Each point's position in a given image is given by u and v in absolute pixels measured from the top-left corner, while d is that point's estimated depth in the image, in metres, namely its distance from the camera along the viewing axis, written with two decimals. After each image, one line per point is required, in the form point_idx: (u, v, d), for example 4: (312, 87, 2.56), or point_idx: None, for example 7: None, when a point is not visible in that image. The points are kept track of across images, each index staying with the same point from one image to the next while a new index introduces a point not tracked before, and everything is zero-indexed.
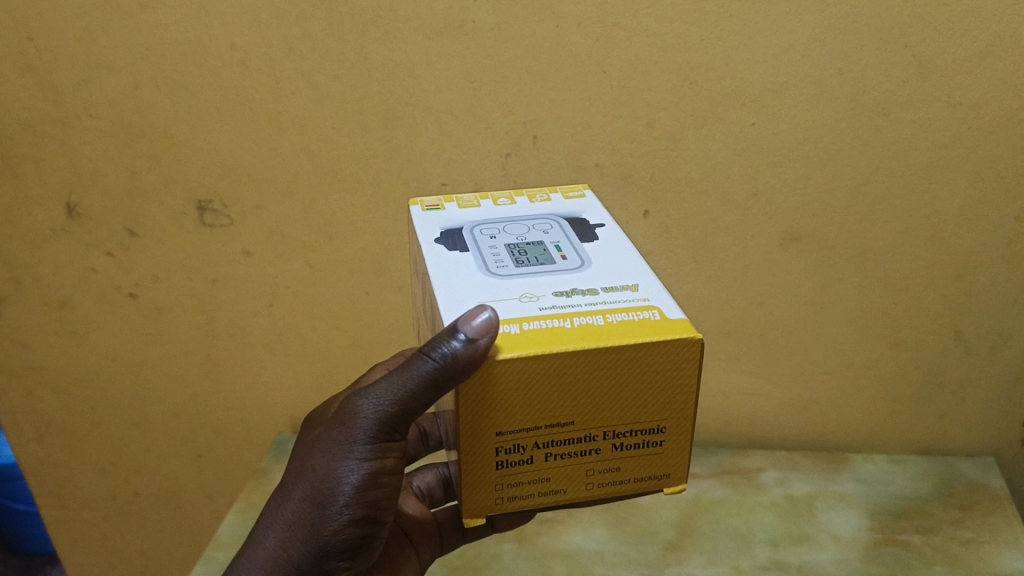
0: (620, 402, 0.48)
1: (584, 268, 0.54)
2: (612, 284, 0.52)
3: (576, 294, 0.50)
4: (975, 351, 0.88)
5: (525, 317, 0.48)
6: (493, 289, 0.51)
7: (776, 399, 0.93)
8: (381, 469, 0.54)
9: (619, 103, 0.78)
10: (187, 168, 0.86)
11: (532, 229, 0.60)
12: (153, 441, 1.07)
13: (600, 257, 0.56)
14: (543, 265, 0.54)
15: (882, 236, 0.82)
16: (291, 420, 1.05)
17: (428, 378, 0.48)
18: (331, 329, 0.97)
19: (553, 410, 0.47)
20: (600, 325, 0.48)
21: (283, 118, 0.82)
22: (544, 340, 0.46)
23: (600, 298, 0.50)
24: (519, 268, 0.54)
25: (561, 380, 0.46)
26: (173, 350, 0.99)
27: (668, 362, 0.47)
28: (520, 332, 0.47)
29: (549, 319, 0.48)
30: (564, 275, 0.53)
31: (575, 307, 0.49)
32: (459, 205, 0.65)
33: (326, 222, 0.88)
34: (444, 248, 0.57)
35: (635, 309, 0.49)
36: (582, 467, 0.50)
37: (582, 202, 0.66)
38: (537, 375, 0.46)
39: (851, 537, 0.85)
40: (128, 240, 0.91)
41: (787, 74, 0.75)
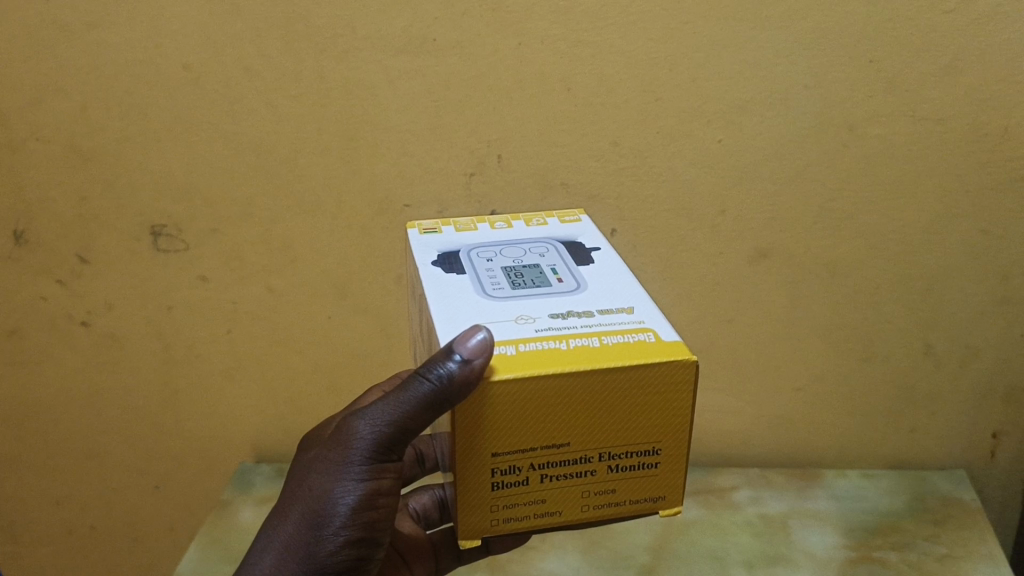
0: (616, 420, 0.46)
1: (580, 291, 0.52)
2: (609, 307, 0.49)
3: (571, 316, 0.48)
4: (945, 365, 0.88)
5: (521, 339, 0.46)
6: (486, 312, 0.49)
7: (748, 417, 0.92)
8: (377, 491, 0.52)
9: (585, 120, 0.77)
10: (139, 192, 0.83)
11: (529, 252, 0.58)
12: (110, 474, 1.03)
13: (598, 280, 0.54)
14: (538, 288, 0.52)
15: (851, 250, 0.81)
16: (253, 449, 1.02)
17: (424, 398, 0.46)
18: (293, 355, 0.94)
19: (551, 430, 0.45)
20: (596, 347, 0.46)
21: (241, 139, 0.80)
22: (539, 362, 0.44)
23: (597, 320, 0.48)
24: (515, 291, 0.52)
25: (557, 400, 0.44)
26: (128, 379, 0.96)
27: (668, 383, 0.45)
28: (516, 354, 0.45)
29: (546, 340, 0.46)
30: (560, 297, 0.51)
31: (570, 329, 0.47)
32: (456, 228, 0.63)
33: (286, 246, 0.86)
34: (439, 271, 0.55)
35: (630, 332, 0.47)
36: (579, 489, 0.47)
37: (578, 226, 0.63)
38: (534, 394, 0.44)
39: (827, 555, 0.84)
40: (79, 268, 0.88)
41: (753, 89, 0.74)
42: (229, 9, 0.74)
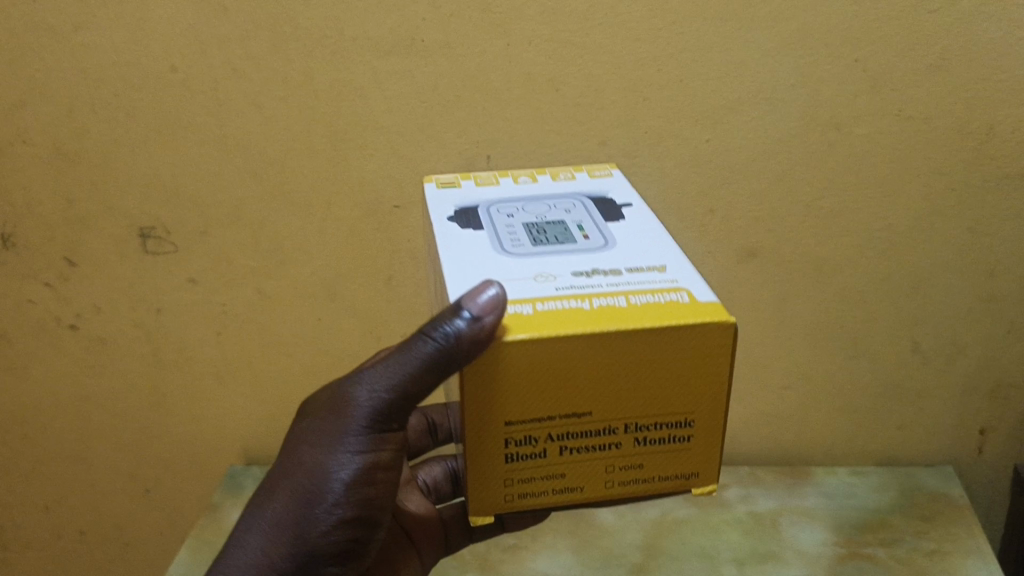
0: (639, 390, 0.46)
1: (608, 247, 0.52)
2: (640, 265, 0.50)
3: (597, 275, 0.48)
4: (932, 361, 0.88)
5: (540, 297, 0.47)
6: (506, 269, 0.50)
7: (737, 415, 0.93)
8: (375, 464, 0.52)
9: (573, 119, 0.77)
10: (127, 195, 0.83)
11: (555, 209, 0.58)
12: (98, 478, 1.03)
13: (628, 238, 0.54)
14: (564, 244, 0.53)
15: (838, 248, 0.82)
16: (243, 451, 1.02)
17: (430, 360, 0.47)
18: (283, 356, 0.94)
19: (570, 399, 0.46)
20: (621, 307, 0.46)
21: (229, 140, 0.80)
22: (559, 321, 0.44)
23: (624, 278, 0.48)
24: (536, 247, 0.53)
25: (574, 368, 0.45)
26: (117, 382, 0.95)
27: (694, 346, 0.45)
28: (533, 312, 0.45)
29: (567, 298, 0.46)
30: (585, 254, 0.51)
31: (595, 286, 0.47)
32: (477, 183, 0.64)
33: (275, 247, 0.86)
34: (459, 225, 0.56)
35: (661, 291, 0.47)
36: (599, 463, 0.48)
37: (609, 180, 0.64)
38: (553, 360, 0.44)
39: (816, 552, 0.84)
40: (67, 270, 0.88)
41: (740, 89, 0.75)
42: (216, 12, 0.74)
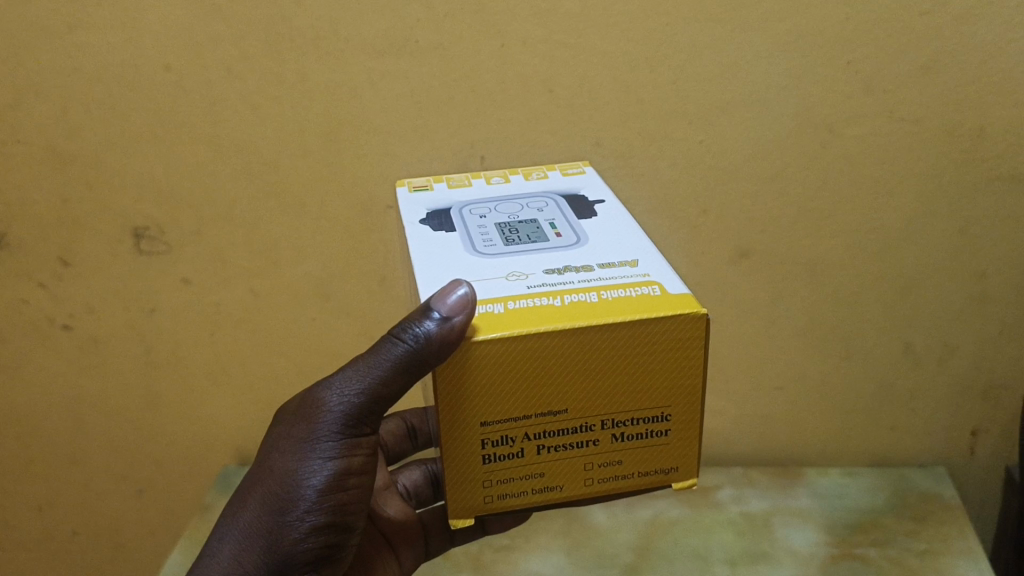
0: (615, 386, 0.47)
1: (580, 244, 0.54)
2: (610, 260, 0.51)
3: (568, 271, 0.50)
4: (924, 362, 0.88)
5: (511, 296, 0.47)
6: (480, 268, 0.51)
7: (731, 416, 0.93)
8: (348, 469, 0.54)
9: (568, 120, 0.77)
10: (121, 195, 0.83)
11: (527, 208, 0.61)
12: (91, 478, 1.03)
13: (599, 235, 0.55)
14: (535, 242, 0.55)
15: (830, 250, 0.82)
16: (237, 451, 1.02)
17: (400, 361, 0.49)
18: (276, 355, 0.94)
19: (544, 397, 0.46)
20: (593, 302, 0.46)
21: (222, 140, 0.80)
22: (532, 318, 0.45)
23: (596, 274, 0.49)
24: (508, 246, 0.54)
25: (547, 366, 0.45)
26: (110, 383, 0.96)
27: (667, 338, 0.46)
28: (504, 311, 0.46)
29: (538, 297, 0.47)
30: (557, 252, 0.53)
31: (566, 282, 0.48)
32: (449, 185, 0.68)
33: (269, 246, 0.86)
34: (432, 227, 0.58)
35: (633, 285, 0.48)
36: (578, 461, 0.48)
37: (580, 179, 0.67)
38: (525, 358, 0.45)
39: (809, 552, 0.84)
40: (60, 271, 0.88)
41: (733, 90, 0.75)
42: (210, 12, 0.74)
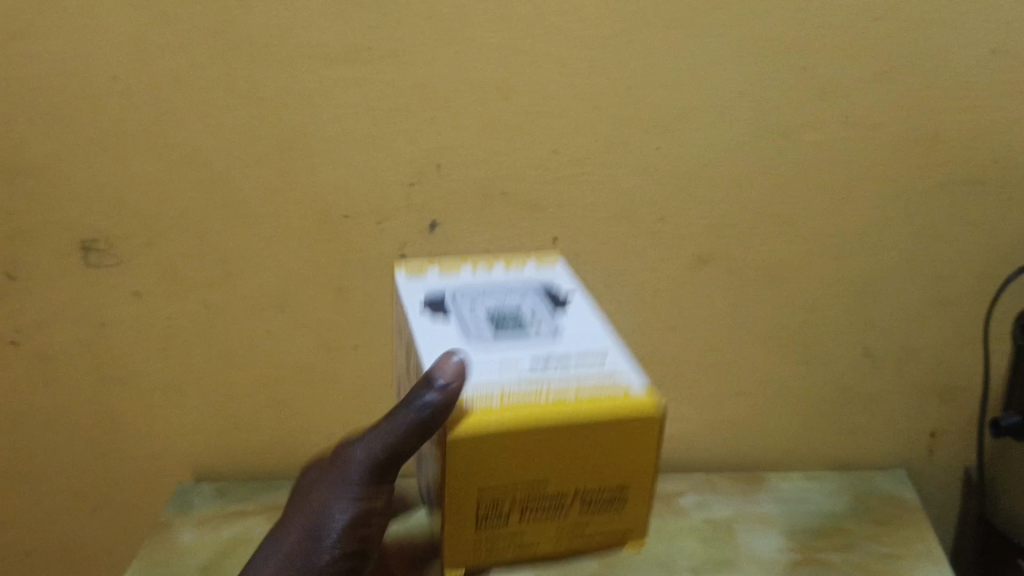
0: (594, 464, 0.49)
1: (558, 334, 0.55)
2: (583, 349, 0.53)
3: (550, 363, 0.52)
4: (883, 366, 0.86)
5: (504, 385, 0.49)
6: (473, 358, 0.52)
7: (693, 420, 0.90)
8: (366, 516, 0.56)
9: (525, 127, 0.77)
10: (69, 207, 0.83)
11: (509, 294, 0.60)
12: (41, 497, 1.00)
13: (569, 319, 0.57)
14: (519, 331, 0.55)
15: (791, 254, 0.81)
16: (194, 468, 0.98)
17: (409, 429, 0.50)
18: (230, 368, 0.91)
19: (531, 471, 0.49)
20: (573, 393, 0.49)
21: (171, 150, 0.79)
22: (523, 410, 0.47)
23: (573, 365, 0.52)
24: (499, 336, 0.55)
25: (535, 446, 0.48)
26: (59, 398, 0.94)
27: (637, 425, 0.49)
28: (501, 401, 0.48)
29: (527, 387, 0.49)
30: (540, 342, 0.54)
31: (547, 375, 0.50)
32: (440, 270, 0.65)
33: (222, 257, 0.85)
34: (427, 316, 0.57)
35: (607, 377, 0.51)
36: (556, 527, 0.51)
37: (552, 270, 0.66)
38: (514, 438, 0.47)
39: (772, 558, 0.79)
40: (7, 284, 0.87)
41: (690, 97, 0.75)
42: (159, 20, 0.74)
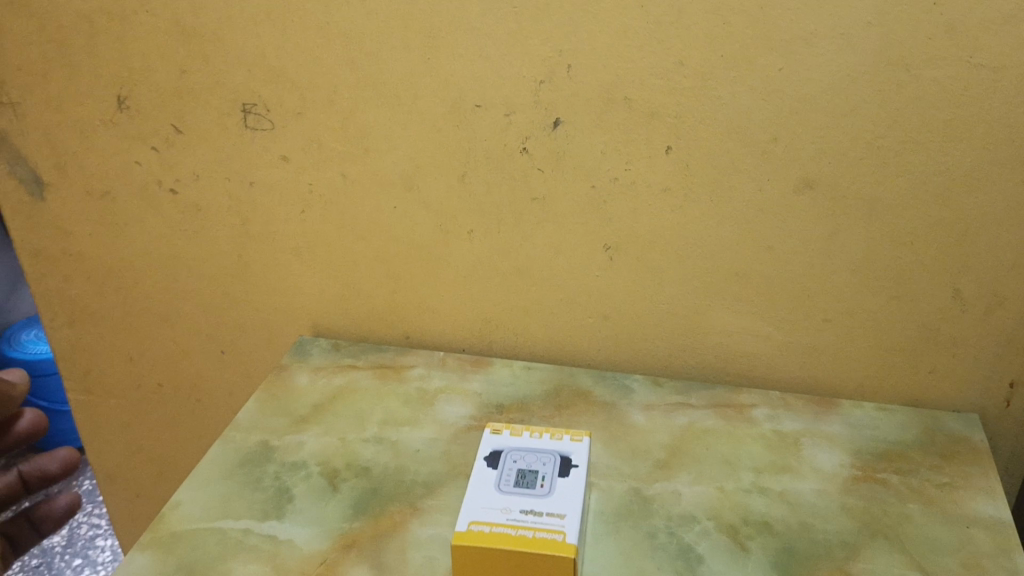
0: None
1: (553, 492, 0.73)
2: (560, 510, 0.70)
3: (531, 512, 0.70)
4: (970, 311, 0.89)
5: (495, 521, 0.70)
6: (485, 498, 0.72)
7: (774, 341, 0.96)
8: None
9: (655, 37, 0.81)
10: (234, 73, 0.93)
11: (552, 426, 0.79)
12: (182, 331, 1.15)
13: (567, 485, 0.74)
14: (533, 485, 0.74)
15: (894, 188, 0.84)
16: (314, 326, 1.10)
17: None
18: (355, 236, 1.01)
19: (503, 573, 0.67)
20: (529, 536, 0.68)
21: (330, 28, 0.88)
22: (494, 541, 0.67)
23: (544, 516, 0.70)
24: (522, 484, 0.74)
25: (502, 558, 0.67)
26: (205, 246, 1.07)
27: (561, 568, 0.66)
28: (488, 531, 0.68)
29: (510, 526, 0.69)
30: (538, 496, 0.72)
31: (524, 521, 0.69)
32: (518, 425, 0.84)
33: (361, 133, 0.94)
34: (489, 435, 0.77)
35: (553, 530, 0.68)
36: None
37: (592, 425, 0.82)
38: (488, 557, 0.67)
39: (832, 471, 0.84)
40: (173, 137, 0.99)
41: (817, 22, 0.78)
42: None
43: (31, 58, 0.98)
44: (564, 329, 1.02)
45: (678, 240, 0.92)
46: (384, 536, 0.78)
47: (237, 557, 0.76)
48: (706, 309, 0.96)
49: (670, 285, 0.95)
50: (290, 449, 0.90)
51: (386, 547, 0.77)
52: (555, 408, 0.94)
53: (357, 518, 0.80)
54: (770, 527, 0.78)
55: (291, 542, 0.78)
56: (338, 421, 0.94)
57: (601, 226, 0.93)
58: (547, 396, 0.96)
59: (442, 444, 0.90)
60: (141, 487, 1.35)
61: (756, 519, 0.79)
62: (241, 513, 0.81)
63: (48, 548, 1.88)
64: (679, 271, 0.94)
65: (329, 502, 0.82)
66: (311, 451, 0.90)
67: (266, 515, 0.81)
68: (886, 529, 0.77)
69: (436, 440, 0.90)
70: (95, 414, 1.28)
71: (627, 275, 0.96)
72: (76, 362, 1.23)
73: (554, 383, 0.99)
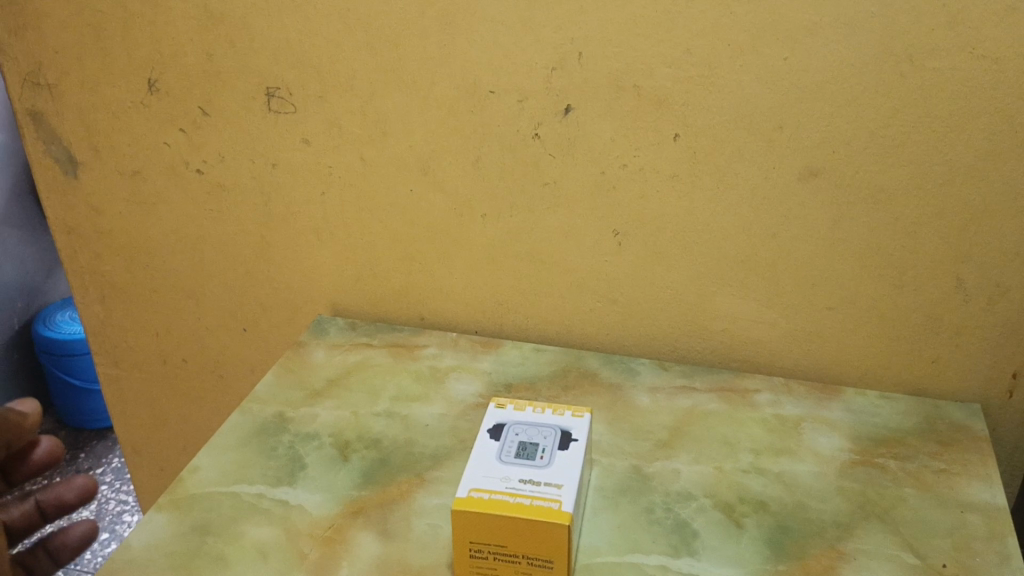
0: (536, 543, 0.70)
1: (553, 462, 0.76)
2: (557, 480, 0.73)
3: (530, 481, 0.73)
4: (972, 301, 0.90)
5: (494, 489, 0.73)
6: (486, 466, 0.75)
7: (779, 328, 0.98)
8: None
9: (663, 26, 0.84)
10: (259, 57, 0.97)
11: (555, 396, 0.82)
12: (207, 308, 1.19)
13: (566, 457, 0.76)
14: (534, 456, 0.77)
15: (897, 178, 0.85)
16: (332, 305, 1.13)
17: None
18: (372, 217, 1.04)
19: (499, 538, 0.70)
20: (526, 503, 0.71)
21: (350, 14, 0.91)
22: (491, 507, 0.70)
23: (541, 484, 0.73)
24: (523, 454, 0.77)
25: (499, 523, 0.70)
26: (229, 226, 1.10)
27: (554, 534, 0.69)
28: (487, 497, 0.72)
29: (509, 494, 0.72)
30: (537, 466, 0.75)
31: (522, 490, 0.72)
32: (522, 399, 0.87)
33: (379, 117, 0.97)
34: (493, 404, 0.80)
35: (549, 498, 0.71)
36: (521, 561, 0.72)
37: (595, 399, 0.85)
38: (486, 522, 0.70)
39: (831, 455, 0.86)
40: (200, 119, 1.03)
41: (822, 12, 0.79)
42: None
43: (68, 41, 1.02)
44: (573, 313, 1.04)
45: (685, 226, 0.94)
46: (390, 504, 0.81)
47: (249, 519, 0.80)
48: (712, 295, 0.98)
49: (677, 270, 0.97)
50: (304, 420, 0.93)
51: (391, 514, 0.80)
52: (561, 389, 0.96)
53: (365, 486, 0.83)
54: (765, 506, 0.79)
55: (301, 507, 0.81)
56: (351, 395, 0.97)
57: (610, 212, 0.95)
58: (555, 377, 0.99)
59: (450, 419, 0.93)
60: (165, 461, 1.39)
61: (752, 498, 0.80)
62: (255, 479, 0.85)
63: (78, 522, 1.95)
64: (686, 258, 0.96)
65: (339, 471, 0.86)
66: (324, 423, 0.93)
67: (278, 481, 0.84)
68: (881, 510, 0.79)
69: (445, 416, 0.93)
70: (123, 388, 1.32)
71: (635, 259, 0.98)
72: (105, 337, 1.28)
73: (562, 365, 1.01)
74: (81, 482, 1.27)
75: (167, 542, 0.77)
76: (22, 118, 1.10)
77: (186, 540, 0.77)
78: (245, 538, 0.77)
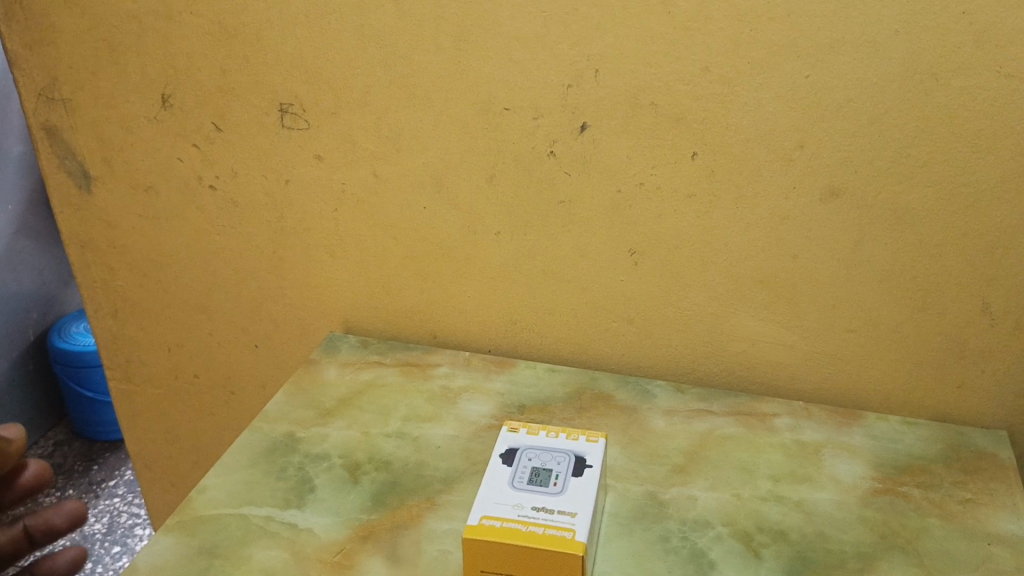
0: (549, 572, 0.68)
1: (564, 489, 0.74)
2: (571, 508, 0.71)
3: (541, 509, 0.72)
4: (998, 326, 0.88)
5: (506, 516, 0.71)
6: (498, 493, 0.74)
7: (799, 350, 0.95)
8: None
9: (682, 42, 0.82)
10: (272, 72, 0.96)
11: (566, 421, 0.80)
12: (219, 324, 1.18)
13: (579, 483, 0.75)
14: (545, 483, 0.75)
15: (921, 199, 0.83)
16: (344, 322, 1.12)
17: None
18: (385, 235, 1.03)
19: (511, 567, 0.69)
20: (537, 532, 0.69)
21: (364, 29, 0.90)
22: (502, 535, 0.69)
23: (553, 512, 0.71)
24: (534, 481, 0.75)
25: (510, 552, 0.68)
26: (241, 241, 1.09)
27: (567, 564, 0.67)
28: (499, 525, 0.70)
29: (520, 522, 0.70)
30: (549, 494, 0.73)
31: (534, 518, 0.70)
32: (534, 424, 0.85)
33: (393, 133, 0.96)
34: None
35: (561, 527, 0.69)
36: None
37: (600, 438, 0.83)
38: (497, 551, 0.68)
39: (852, 483, 0.83)
40: (213, 134, 1.02)
41: (845, 28, 0.77)
42: None
43: (82, 56, 1.02)
44: (588, 332, 1.02)
45: (703, 246, 0.92)
46: (400, 528, 0.79)
47: (257, 542, 0.78)
48: (729, 317, 0.96)
49: (694, 290, 0.95)
50: (315, 440, 0.92)
51: (401, 538, 0.78)
52: (576, 411, 0.95)
53: (374, 509, 0.82)
54: (785, 536, 0.77)
55: (310, 530, 0.79)
56: (362, 415, 0.96)
57: (626, 231, 0.94)
58: (569, 398, 0.97)
59: (461, 441, 0.91)
60: (175, 476, 1.38)
61: (771, 527, 0.78)
62: (264, 501, 0.83)
63: (89, 535, 1.94)
64: (704, 278, 0.94)
65: (349, 493, 0.84)
66: (335, 443, 0.91)
67: (287, 503, 0.83)
68: (904, 542, 0.76)
69: (457, 437, 0.92)
70: (133, 402, 1.32)
71: (651, 279, 0.96)
72: (117, 352, 1.27)
73: (576, 386, 0.99)
74: (71, 507, 1.35)
75: (172, 565, 0.76)
76: (36, 133, 1.10)
77: (192, 564, 0.76)
78: (253, 562, 0.76)
